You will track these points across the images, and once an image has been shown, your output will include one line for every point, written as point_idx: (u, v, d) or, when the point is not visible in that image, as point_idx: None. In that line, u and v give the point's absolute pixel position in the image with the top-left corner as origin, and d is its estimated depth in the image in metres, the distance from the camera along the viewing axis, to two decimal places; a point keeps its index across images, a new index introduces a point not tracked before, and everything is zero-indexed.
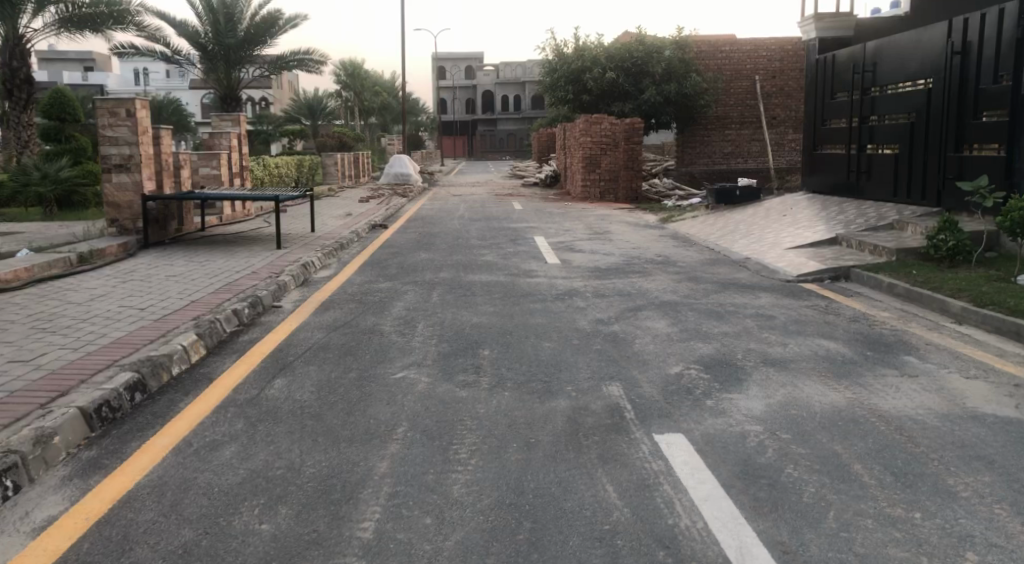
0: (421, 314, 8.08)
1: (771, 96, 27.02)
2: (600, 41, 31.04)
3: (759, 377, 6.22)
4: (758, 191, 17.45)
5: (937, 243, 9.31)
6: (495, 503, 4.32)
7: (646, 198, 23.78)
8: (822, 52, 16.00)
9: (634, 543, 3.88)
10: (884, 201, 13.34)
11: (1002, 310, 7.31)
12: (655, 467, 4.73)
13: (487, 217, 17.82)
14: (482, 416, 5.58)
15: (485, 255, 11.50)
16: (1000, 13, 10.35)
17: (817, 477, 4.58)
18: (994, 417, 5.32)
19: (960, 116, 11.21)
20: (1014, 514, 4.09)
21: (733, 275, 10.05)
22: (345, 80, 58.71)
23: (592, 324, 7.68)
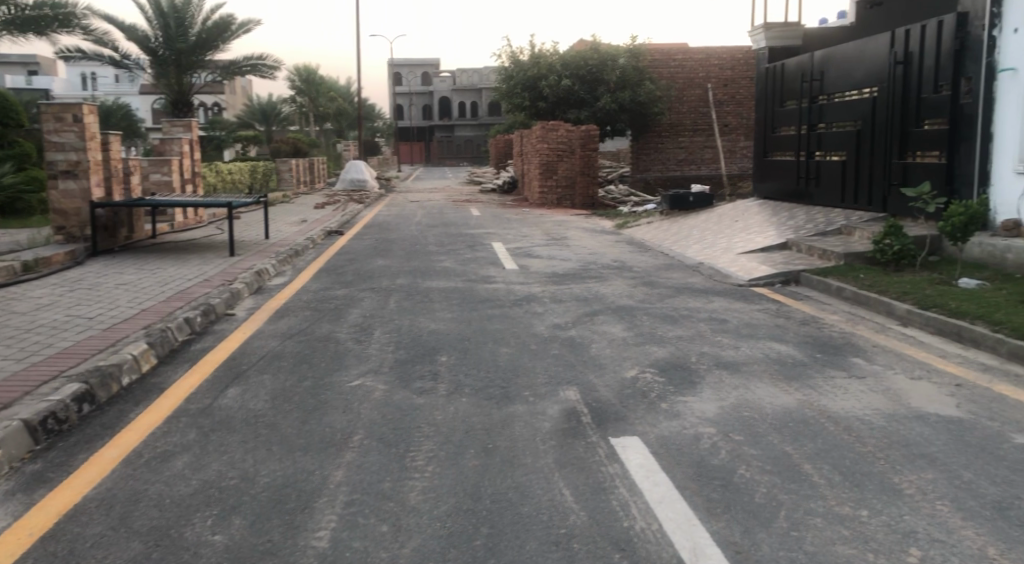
0: (378, 321, 8.05)
1: (723, 104, 27.60)
2: (555, 49, 31.05)
3: (712, 380, 6.32)
4: (711, 196, 17.68)
5: (882, 248, 9.54)
6: (453, 509, 4.32)
7: (603, 205, 23.96)
8: (772, 60, 16.34)
9: (590, 546, 3.91)
10: (833, 206, 13.65)
11: (944, 312, 7.53)
12: (611, 470, 4.78)
13: (445, 223, 17.80)
14: (439, 422, 5.58)
15: (442, 262, 11.49)
16: (939, 25, 10.68)
17: (768, 477, 4.67)
18: (937, 416, 5.49)
19: (904, 124, 11.54)
20: (955, 510, 4.22)
21: (687, 280, 10.20)
22: (299, 86, 58.02)
23: (549, 329, 7.72)
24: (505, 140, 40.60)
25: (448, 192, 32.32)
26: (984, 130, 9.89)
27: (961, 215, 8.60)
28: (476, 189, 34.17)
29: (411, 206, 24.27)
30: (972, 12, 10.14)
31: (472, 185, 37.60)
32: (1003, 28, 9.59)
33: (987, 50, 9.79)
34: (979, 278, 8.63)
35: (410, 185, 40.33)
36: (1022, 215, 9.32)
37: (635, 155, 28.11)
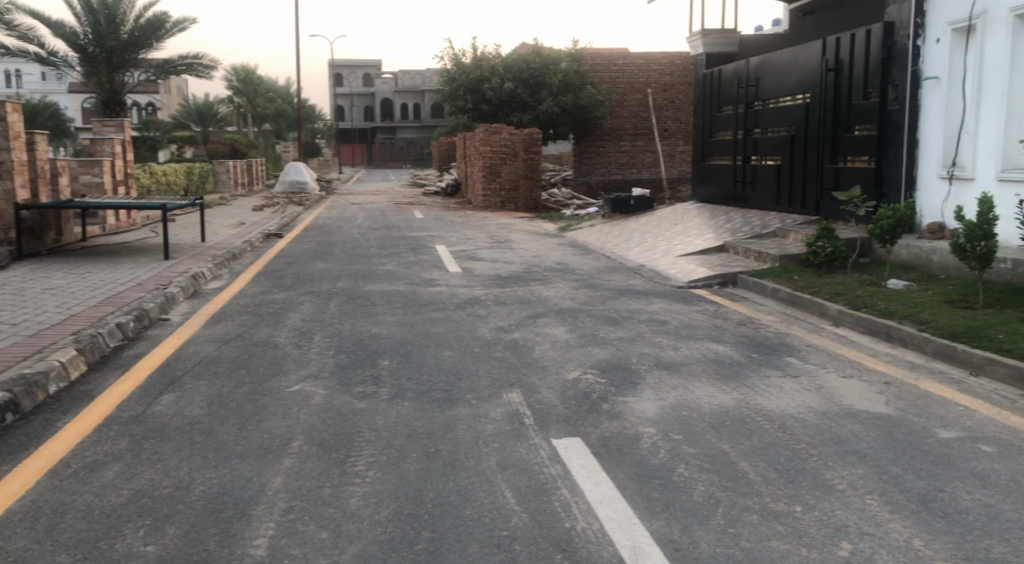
0: (319, 325, 7.94)
1: (663, 109, 27.78)
2: (498, 51, 31.22)
3: (653, 380, 6.41)
4: (652, 199, 17.92)
5: (815, 250, 9.79)
6: (394, 514, 4.28)
7: (546, 207, 24.10)
8: (709, 67, 16.64)
9: (532, 547, 3.92)
10: (768, 209, 13.99)
11: (874, 312, 7.78)
12: (552, 471, 4.81)
13: (386, 226, 17.68)
14: (380, 427, 5.52)
15: (385, 265, 11.40)
16: (868, 34, 11.04)
17: (706, 475, 4.75)
18: (867, 413, 5.66)
19: (835, 130, 11.89)
20: (884, 504, 4.35)
21: (628, 282, 10.33)
22: (237, 87, 56.76)
23: (492, 332, 7.71)
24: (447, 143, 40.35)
25: (392, 195, 32.07)
26: (910, 136, 10.25)
27: (889, 218, 8.90)
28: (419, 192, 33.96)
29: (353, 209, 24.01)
30: (897, 22, 10.49)
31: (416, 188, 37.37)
32: (926, 37, 9.97)
33: (912, 59, 10.15)
34: (906, 279, 8.94)
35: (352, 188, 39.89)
36: (945, 218, 9.69)
37: (577, 158, 28.18)
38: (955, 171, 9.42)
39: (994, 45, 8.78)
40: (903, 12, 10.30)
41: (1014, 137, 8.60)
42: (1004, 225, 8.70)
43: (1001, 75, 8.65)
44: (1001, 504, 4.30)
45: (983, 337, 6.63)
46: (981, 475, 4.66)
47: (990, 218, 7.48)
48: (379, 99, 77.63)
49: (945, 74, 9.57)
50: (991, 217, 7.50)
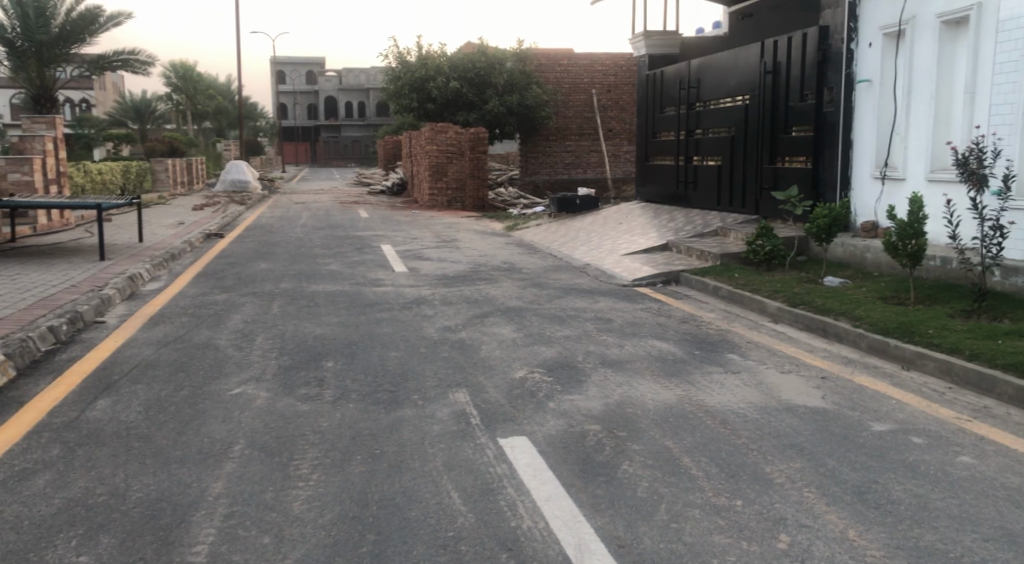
0: (261, 326, 7.81)
1: (607, 109, 27.68)
2: (443, 49, 31.17)
3: (597, 378, 6.46)
4: (598, 198, 18.07)
5: (755, 248, 10.00)
6: (338, 517, 4.23)
7: (492, 207, 24.09)
8: (652, 68, 16.84)
9: (478, 548, 3.92)
10: (710, 209, 14.23)
11: (811, 309, 7.98)
12: (498, 470, 4.81)
13: (330, 225, 17.47)
14: (324, 429, 5.45)
15: (329, 265, 11.27)
16: (804, 37, 11.30)
17: (650, 471, 4.81)
18: (805, 407, 5.80)
19: (774, 131, 12.15)
20: (820, 496, 4.47)
21: (573, 281, 10.40)
22: (175, 83, 55.34)
23: (438, 332, 7.68)
24: (393, 143, 40.23)
25: (338, 194, 31.71)
26: (845, 137, 10.53)
27: (825, 217, 9.13)
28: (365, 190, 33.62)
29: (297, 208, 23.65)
30: (832, 26, 10.77)
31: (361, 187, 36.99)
32: (859, 41, 10.27)
33: (846, 62, 10.44)
34: (842, 277, 9.19)
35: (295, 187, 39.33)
36: (878, 218, 10.00)
37: (523, 159, 27.80)
38: (888, 172, 9.72)
39: (923, 49, 9.08)
40: (838, 17, 10.58)
41: (942, 139, 8.92)
42: (933, 224, 9.01)
43: (930, 79, 8.95)
44: (929, 494, 4.45)
45: (914, 332, 6.85)
46: (912, 466, 4.81)
47: (919, 217, 7.74)
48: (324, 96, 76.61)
49: (878, 77, 9.86)
50: (920, 216, 7.76)
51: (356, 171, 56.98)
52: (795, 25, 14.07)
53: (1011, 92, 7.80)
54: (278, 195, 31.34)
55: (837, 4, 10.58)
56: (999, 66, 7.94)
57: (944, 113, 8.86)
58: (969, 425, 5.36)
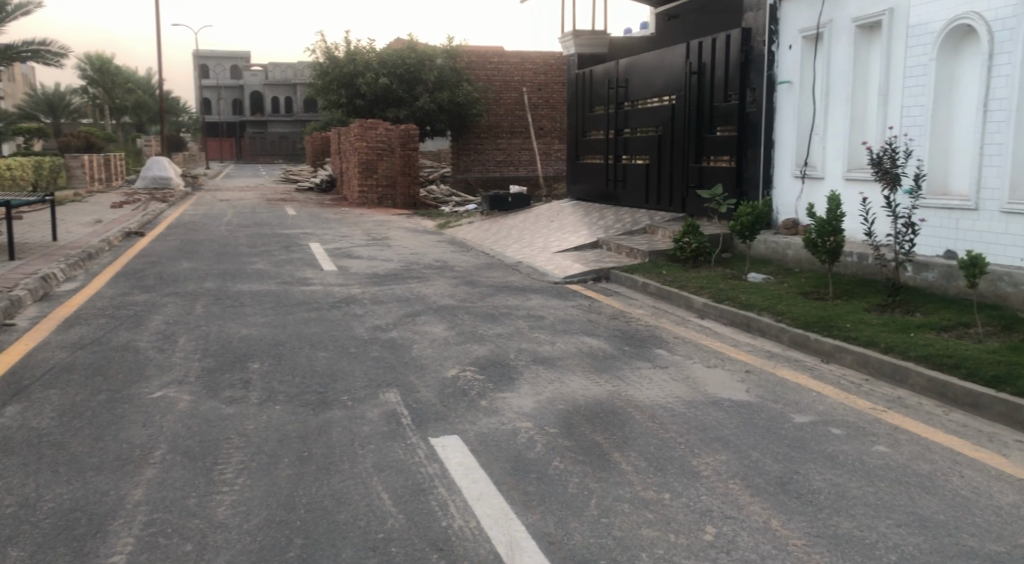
0: (184, 327, 7.58)
1: (538, 107, 27.87)
2: (372, 45, 30.37)
3: (530, 375, 6.48)
4: (530, 197, 18.14)
5: (682, 246, 10.17)
6: (264, 521, 4.14)
7: (425, 204, 23.97)
8: (582, 67, 16.98)
9: (408, 548, 3.89)
10: (638, 207, 14.44)
11: (736, 305, 8.17)
12: (430, 470, 4.78)
13: (257, 223, 17.09)
14: (250, 432, 5.32)
15: (255, 263, 11.02)
16: (727, 39, 11.54)
17: (581, 467, 4.84)
18: (730, 400, 5.94)
19: (699, 130, 12.39)
20: (744, 487, 4.57)
21: (505, 278, 10.41)
22: (91, 76, 53.13)
23: (369, 332, 7.59)
24: (322, 137, 39.66)
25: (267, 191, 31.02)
26: (767, 137, 10.81)
27: (748, 215, 9.36)
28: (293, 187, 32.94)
29: (223, 206, 23.05)
30: (754, 28, 11.04)
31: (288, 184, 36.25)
32: (779, 44, 10.56)
33: (767, 64, 10.71)
34: (764, 273, 9.43)
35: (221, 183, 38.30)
36: (799, 215, 10.30)
37: (455, 155, 27.77)
38: (807, 171, 10.02)
39: (839, 52, 9.40)
40: (759, 19, 10.85)
41: (857, 140, 9.24)
42: (850, 221, 9.32)
43: (846, 81, 9.27)
44: (848, 482, 4.60)
45: (833, 326, 7.08)
46: (831, 456, 4.98)
47: (837, 215, 8.00)
48: (250, 91, 74.72)
49: (798, 79, 10.14)
50: (838, 213, 8.02)
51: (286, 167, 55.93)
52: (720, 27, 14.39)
53: (922, 95, 8.13)
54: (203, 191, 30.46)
55: (759, 7, 10.85)
56: (910, 69, 8.27)
57: (859, 114, 9.18)
58: (883, 415, 5.57)
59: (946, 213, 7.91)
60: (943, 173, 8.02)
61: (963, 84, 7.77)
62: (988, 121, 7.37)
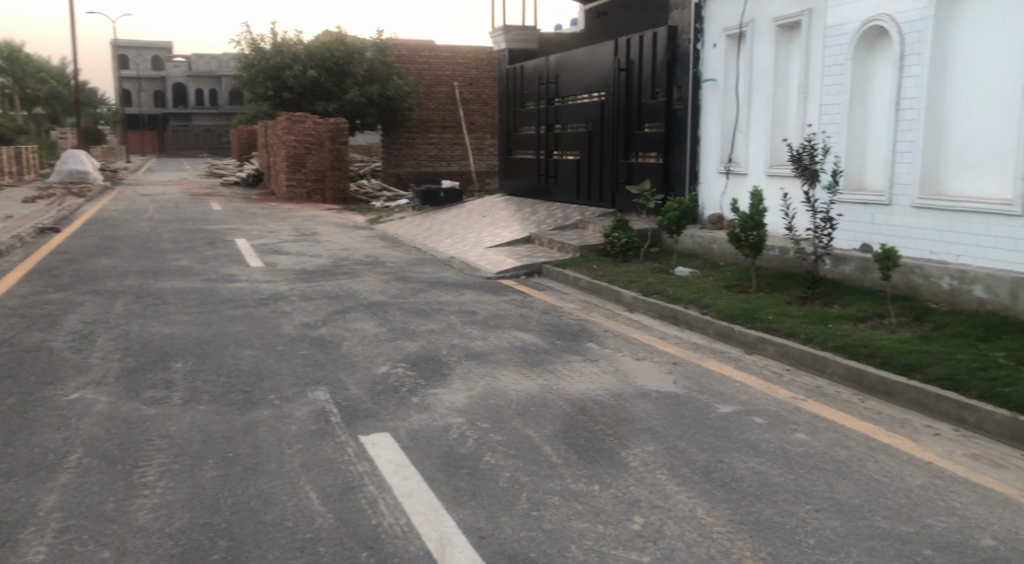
0: (102, 326, 7.31)
1: (469, 102, 27.79)
2: (299, 37, 29.73)
3: (461, 371, 6.47)
4: (462, 192, 18.10)
5: (612, 240, 10.31)
6: (186, 525, 4.03)
7: (355, 199, 23.69)
8: (512, 62, 17.02)
9: (336, 548, 3.84)
10: (569, 202, 14.55)
11: (664, 298, 8.31)
12: (360, 468, 4.73)
13: (180, 219, 16.61)
14: (172, 433, 5.18)
15: (178, 260, 10.70)
16: (654, 37, 11.72)
17: (512, 461, 4.86)
18: (658, 392, 6.03)
19: (628, 126, 12.55)
20: (672, 477, 4.66)
21: (437, 274, 10.36)
22: (1, 65, 50.72)
23: (297, 329, 7.46)
24: (249, 132, 38.52)
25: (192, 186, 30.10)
26: (694, 134, 11.03)
27: (675, 210, 9.53)
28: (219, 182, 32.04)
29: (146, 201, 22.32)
30: (679, 26, 11.22)
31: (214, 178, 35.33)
32: (704, 42, 10.78)
33: (693, 62, 10.92)
34: (691, 267, 9.62)
35: (140, 177, 36.95)
36: (723, 210, 10.54)
37: (386, 150, 27.54)
38: (732, 167, 10.26)
39: (761, 51, 9.65)
40: (684, 17, 11.05)
41: (778, 136, 9.50)
42: (772, 216, 9.58)
43: (767, 79, 9.52)
44: (770, 470, 4.73)
45: (756, 318, 7.27)
46: (754, 444, 5.11)
47: (760, 209, 8.21)
48: (173, 82, 70.90)
49: (722, 77, 10.37)
50: (761, 208, 8.23)
51: (211, 160, 54.48)
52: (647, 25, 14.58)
53: (839, 93, 8.40)
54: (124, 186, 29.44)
55: (684, 5, 11.03)
56: (828, 68, 8.53)
57: (779, 111, 9.44)
58: (803, 404, 5.75)
59: (861, 207, 8.20)
60: (859, 169, 8.32)
61: (877, 83, 8.06)
62: (900, 119, 7.67)
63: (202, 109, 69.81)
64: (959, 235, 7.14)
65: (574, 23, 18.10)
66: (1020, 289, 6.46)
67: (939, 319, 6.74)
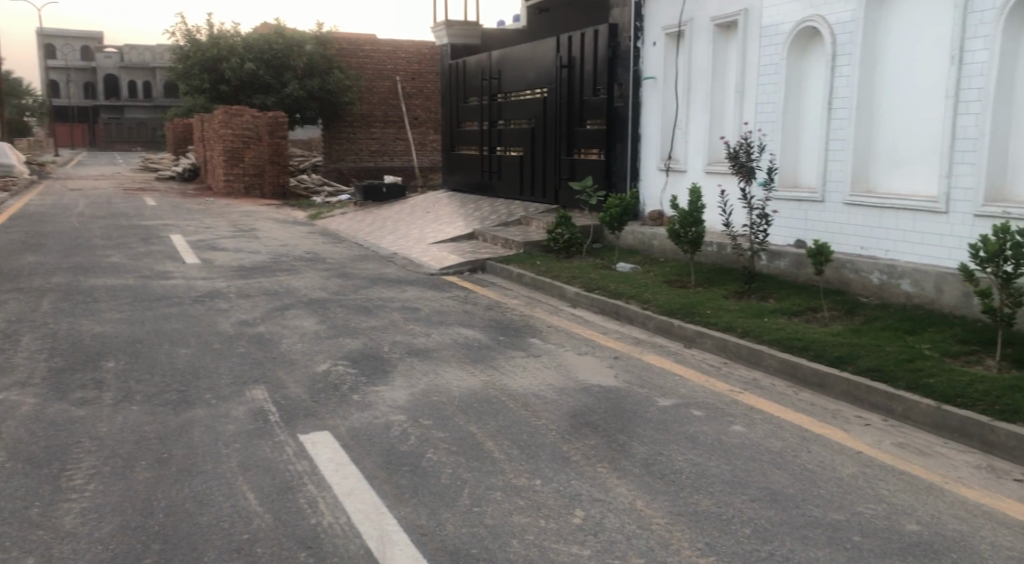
0: (29, 326, 7.05)
1: (411, 97, 27.59)
2: (237, 29, 29.14)
3: (404, 367, 6.42)
4: (404, 187, 18.02)
5: (555, 237, 10.36)
6: (117, 529, 3.91)
7: (295, 195, 23.33)
8: (455, 58, 17.05)
9: (274, 548, 3.77)
10: (513, 198, 14.59)
11: (606, 294, 8.39)
12: (299, 467, 4.65)
13: (112, 214, 16.12)
14: (103, 435, 5.02)
15: (110, 257, 10.38)
16: (595, 34, 11.80)
17: (454, 458, 4.84)
18: (599, 386, 6.09)
19: (570, 123, 12.62)
20: (612, 470, 4.70)
21: (379, 270, 10.26)
22: None
23: (235, 326, 7.32)
24: (183, 125, 37.57)
25: (123, 180, 29.18)
26: (635, 131, 11.15)
27: (617, 206, 9.63)
28: (154, 176, 31.15)
29: (77, 196, 21.56)
30: (620, 25, 11.34)
31: (148, 173, 34.34)
32: (644, 40, 10.90)
33: (633, 60, 11.04)
34: (632, 263, 9.72)
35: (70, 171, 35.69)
36: (663, 206, 10.70)
37: (326, 144, 27.06)
38: (672, 164, 10.41)
39: (699, 50, 9.81)
40: (625, 16, 11.17)
41: (716, 134, 9.67)
42: (710, 212, 9.76)
43: (705, 77, 9.68)
44: (707, 462, 4.81)
45: (695, 313, 7.39)
46: (692, 436, 5.19)
47: (698, 206, 8.35)
48: (105, 74, 68.30)
49: (662, 75, 10.51)
50: (699, 205, 8.36)
51: (143, 154, 52.92)
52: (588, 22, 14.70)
53: (774, 92, 8.58)
54: (54, 181, 28.40)
55: (624, 4, 11.16)
56: (763, 68, 8.72)
57: (717, 109, 9.61)
58: (740, 396, 5.86)
59: (796, 204, 8.40)
60: (793, 167, 8.52)
61: (810, 82, 8.26)
62: (832, 119, 7.87)
63: (135, 101, 67.77)
64: (887, 231, 7.38)
65: (515, 19, 18.18)
66: (944, 283, 6.69)
67: (869, 312, 6.95)
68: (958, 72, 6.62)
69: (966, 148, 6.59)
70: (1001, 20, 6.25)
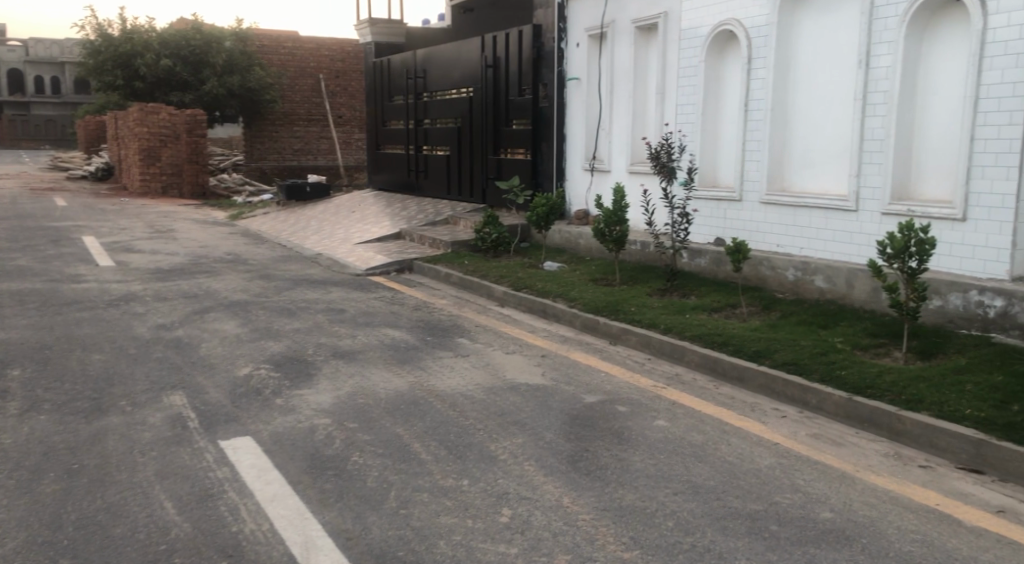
0: None
1: (335, 95, 26.83)
2: (151, 24, 28.29)
3: (328, 370, 6.32)
4: (327, 186, 17.70)
5: (482, 236, 10.35)
6: (22, 545, 3.73)
7: (215, 194, 22.80)
8: (379, 56, 16.90)
9: (192, 558, 3.67)
10: (441, 198, 14.53)
11: (533, 293, 8.43)
12: (219, 474, 4.53)
13: (19, 215, 15.40)
14: (7, 447, 4.78)
15: (15, 260, 9.90)
16: (520, 34, 11.85)
17: (381, 460, 4.79)
18: (526, 384, 6.11)
19: (496, 123, 12.63)
20: (538, 468, 4.72)
21: (303, 271, 10.08)
22: None
23: (152, 331, 7.08)
24: (94, 122, 36.06)
25: (31, 180, 27.85)
26: (560, 131, 11.24)
27: (543, 206, 9.68)
28: (65, 176, 29.82)
29: None
30: (544, 25, 11.42)
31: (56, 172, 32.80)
32: (568, 41, 10.99)
33: (558, 60, 11.12)
34: (559, 262, 9.79)
35: None
36: (589, 206, 10.82)
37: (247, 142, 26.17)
38: (596, 164, 10.53)
39: (622, 50, 9.95)
40: (548, 17, 11.26)
41: (638, 134, 9.83)
42: (633, 211, 9.91)
43: (628, 78, 9.83)
44: (631, 457, 4.88)
45: (619, 311, 7.50)
46: (617, 432, 5.26)
47: (622, 205, 8.47)
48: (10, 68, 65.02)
49: (586, 75, 10.62)
50: (622, 204, 8.48)
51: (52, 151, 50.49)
52: (512, 22, 14.77)
53: (694, 93, 8.77)
54: None
55: (548, 5, 11.25)
56: (683, 70, 8.89)
57: (639, 110, 9.77)
58: (663, 392, 5.97)
59: (715, 203, 8.60)
60: (713, 167, 8.72)
61: (728, 84, 8.48)
62: (749, 119, 8.09)
63: (44, 97, 64.57)
64: (801, 228, 7.63)
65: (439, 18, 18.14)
66: (855, 278, 6.95)
67: (785, 307, 7.17)
68: (865, 75, 6.91)
69: (874, 149, 6.88)
70: (903, 26, 6.55)
